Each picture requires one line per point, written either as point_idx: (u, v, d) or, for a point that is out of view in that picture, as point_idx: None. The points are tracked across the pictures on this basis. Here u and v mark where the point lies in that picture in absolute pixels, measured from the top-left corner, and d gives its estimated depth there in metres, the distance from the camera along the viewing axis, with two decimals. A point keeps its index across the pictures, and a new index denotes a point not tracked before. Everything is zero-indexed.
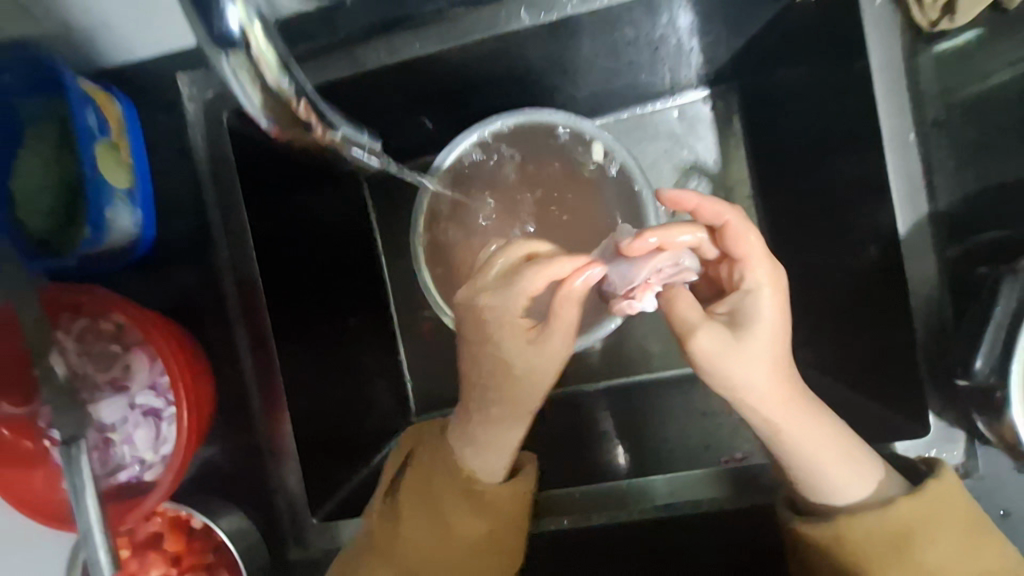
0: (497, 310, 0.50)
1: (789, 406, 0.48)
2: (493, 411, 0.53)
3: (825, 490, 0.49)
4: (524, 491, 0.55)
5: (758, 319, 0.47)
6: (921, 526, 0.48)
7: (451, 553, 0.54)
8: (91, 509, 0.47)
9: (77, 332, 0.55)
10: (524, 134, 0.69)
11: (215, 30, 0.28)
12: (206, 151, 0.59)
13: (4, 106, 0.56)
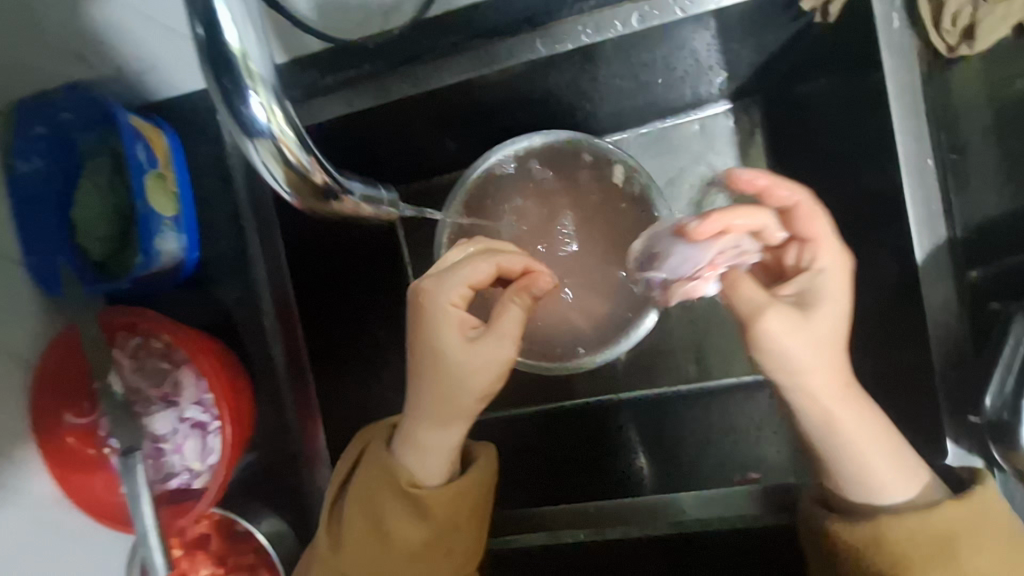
0: (439, 300, 0.51)
1: (847, 397, 0.48)
2: (427, 411, 0.52)
3: (875, 487, 0.49)
4: (461, 500, 0.54)
5: (828, 298, 0.48)
6: (968, 530, 0.47)
7: (394, 559, 0.54)
8: (146, 514, 0.54)
9: (132, 350, 0.60)
10: (547, 155, 0.70)
11: (242, 119, 0.28)
12: (244, 182, 0.65)
13: (66, 142, 0.62)
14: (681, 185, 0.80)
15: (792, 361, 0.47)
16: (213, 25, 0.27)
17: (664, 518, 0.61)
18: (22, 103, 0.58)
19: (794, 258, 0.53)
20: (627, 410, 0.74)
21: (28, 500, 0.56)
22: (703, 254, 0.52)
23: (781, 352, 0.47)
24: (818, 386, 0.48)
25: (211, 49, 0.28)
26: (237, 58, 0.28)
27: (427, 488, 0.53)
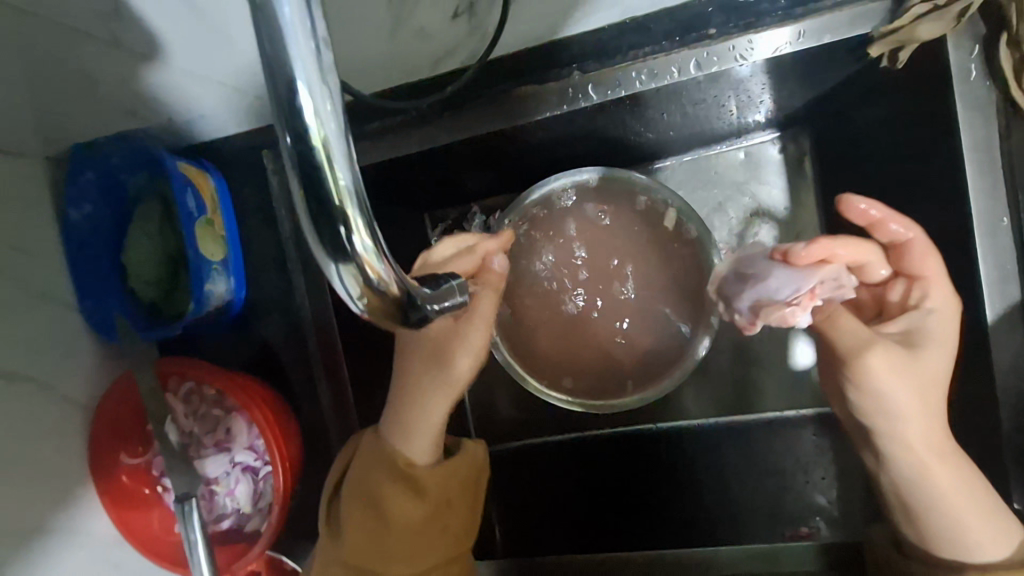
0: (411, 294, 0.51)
1: (943, 451, 0.47)
2: (415, 398, 0.52)
3: (964, 544, 0.46)
4: (458, 475, 0.53)
5: (936, 342, 0.48)
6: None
7: (392, 541, 0.50)
8: (203, 559, 0.54)
9: (184, 394, 0.62)
10: (603, 189, 0.68)
11: (327, 240, 0.25)
12: (289, 222, 0.64)
13: (117, 184, 0.63)
14: (724, 215, 0.77)
15: (893, 401, 0.46)
16: (302, 135, 0.24)
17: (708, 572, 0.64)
18: (74, 150, 0.58)
19: (900, 295, 0.53)
20: (672, 446, 0.73)
21: (88, 542, 0.57)
22: (807, 282, 0.50)
23: (887, 393, 0.46)
24: (912, 418, 0.46)
25: (300, 159, 0.24)
26: (324, 172, 0.24)
27: (424, 468, 0.51)
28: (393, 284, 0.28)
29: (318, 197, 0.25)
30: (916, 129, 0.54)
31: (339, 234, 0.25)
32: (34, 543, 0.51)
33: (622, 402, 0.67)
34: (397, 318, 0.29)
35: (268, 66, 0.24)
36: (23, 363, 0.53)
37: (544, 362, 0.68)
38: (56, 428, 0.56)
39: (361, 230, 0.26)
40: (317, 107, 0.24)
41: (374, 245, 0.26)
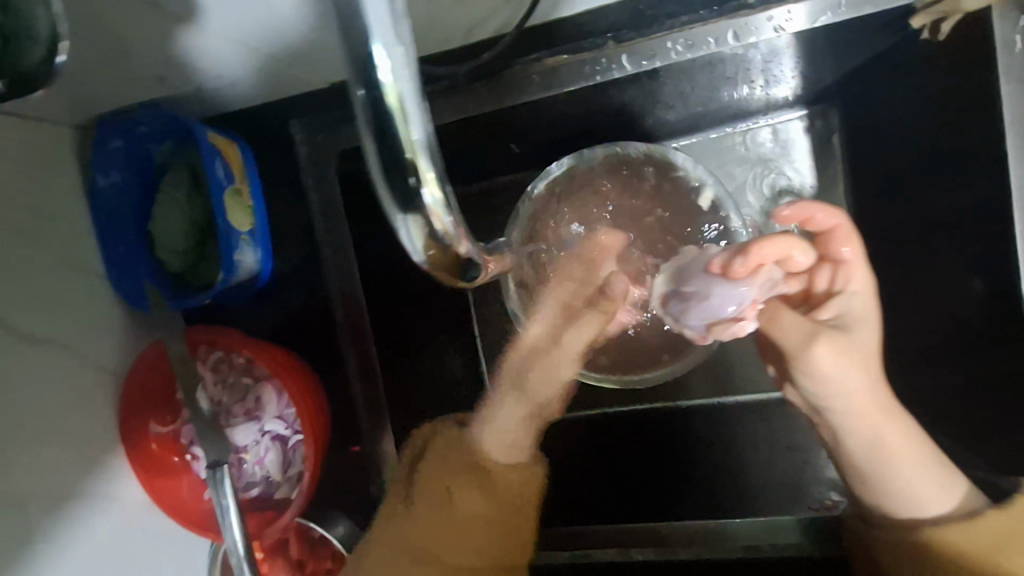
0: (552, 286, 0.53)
1: (886, 418, 0.51)
2: (508, 391, 0.53)
3: (908, 503, 0.51)
4: (537, 477, 0.52)
5: (862, 324, 0.51)
6: (1010, 546, 0.47)
7: (456, 531, 0.49)
8: (235, 525, 0.54)
9: (213, 363, 0.62)
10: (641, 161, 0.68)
11: (397, 192, 0.26)
12: (315, 190, 0.64)
13: (143, 153, 0.63)
14: (749, 191, 0.78)
15: (841, 383, 0.49)
16: (375, 85, 0.24)
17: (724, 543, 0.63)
18: (102, 117, 0.59)
19: (827, 281, 0.54)
20: (693, 420, 0.73)
21: (121, 509, 0.58)
22: (749, 292, 0.50)
23: (823, 369, 0.49)
24: (853, 398, 0.50)
25: (373, 109, 0.24)
26: (397, 126, 0.24)
27: (498, 464, 0.51)
28: (456, 239, 0.28)
29: (390, 149, 0.25)
30: (956, 103, 0.54)
31: (410, 186, 0.25)
32: (66, 508, 0.52)
33: (660, 374, 0.69)
34: (459, 273, 0.30)
35: (340, 17, 0.24)
36: (53, 331, 0.54)
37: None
38: (86, 395, 0.57)
39: (431, 183, 0.26)
40: (391, 59, 0.23)
41: (443, 198, 0.26)
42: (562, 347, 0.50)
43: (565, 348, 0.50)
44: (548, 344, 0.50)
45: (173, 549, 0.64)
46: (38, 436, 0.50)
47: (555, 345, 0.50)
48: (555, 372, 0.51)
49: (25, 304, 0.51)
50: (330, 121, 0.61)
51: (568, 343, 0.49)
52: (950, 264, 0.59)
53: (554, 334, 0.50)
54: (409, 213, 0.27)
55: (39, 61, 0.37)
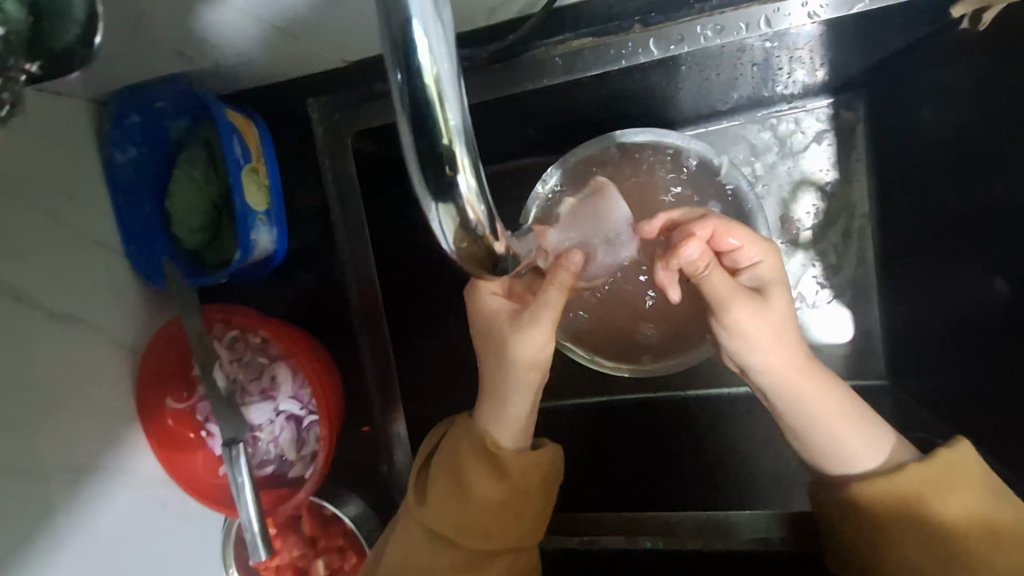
0: (486, 291, 0.53)
1: (806, 368, 0.49)
2: (496, 389, 0.52)
3: (842, 458, 0.49)
4: (546, 463, 0.53)
5: (778, 287, 0.48)
6: (934, 490, 0.46)
7: (469, 518, 0.51)
8: (250, 505, 0.56)
9: (228, 341, 0.63)
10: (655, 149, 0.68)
11: (432, 180, 0.27)
12: (331, 172, 0.62)
13: (160, 128, 0.63)
14: (773, 180, 0.76)
15: (751, 354, 0.48)
16: (416, 75, 0.26)
17: (727, 536, 0.59)
18: (119, 92, 0.59)
19: (730, 264, 0.50)
20: (697, 409, 0.73)
21: (135, 482, 0.59)
22: (628, 249, 0.60)
23: (743, 336, 0.47)
24: (774, 369, 0.48)
25: (412, 97, 0.26)
26: (435, 115, 0.26)
27: (509, 452, 0.52)
28: (488, 230, 0.29)
29: (427, 137, 0.26)
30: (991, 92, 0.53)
31: (445, 174, 0.27)
32: (83, 480, 0.53)
33: (666, 366, 0.68)
34: (487, 267, 0.30)
35: (387, 11, 0.26)
36: (69, 305, 0.54)
37: (585, 335, 0.68)
38: (102, 368, 0.57)
39: (466, 170, 0.27)
40: (434, 52, 0.26)
41: (477, 186, 0.28)
42: (540, 328, 0.50)
43: (544, 323, 0.50)
44: (518, 339, 0.50)
45: (188, 524, 0.64)
46: (57, 409, 0.51)
47: (533, 322, 0.50)
48: (539, 351, 0.50)
49: (43, 280, 0.51)
50: (350, 96, 0.60)
51: (546, 318, 0.49)
52: (982, 260, 0.58)
53: (519, 317, 0.50)
54: (440, 202, 0.28)
55: (78, 41, 0.37)
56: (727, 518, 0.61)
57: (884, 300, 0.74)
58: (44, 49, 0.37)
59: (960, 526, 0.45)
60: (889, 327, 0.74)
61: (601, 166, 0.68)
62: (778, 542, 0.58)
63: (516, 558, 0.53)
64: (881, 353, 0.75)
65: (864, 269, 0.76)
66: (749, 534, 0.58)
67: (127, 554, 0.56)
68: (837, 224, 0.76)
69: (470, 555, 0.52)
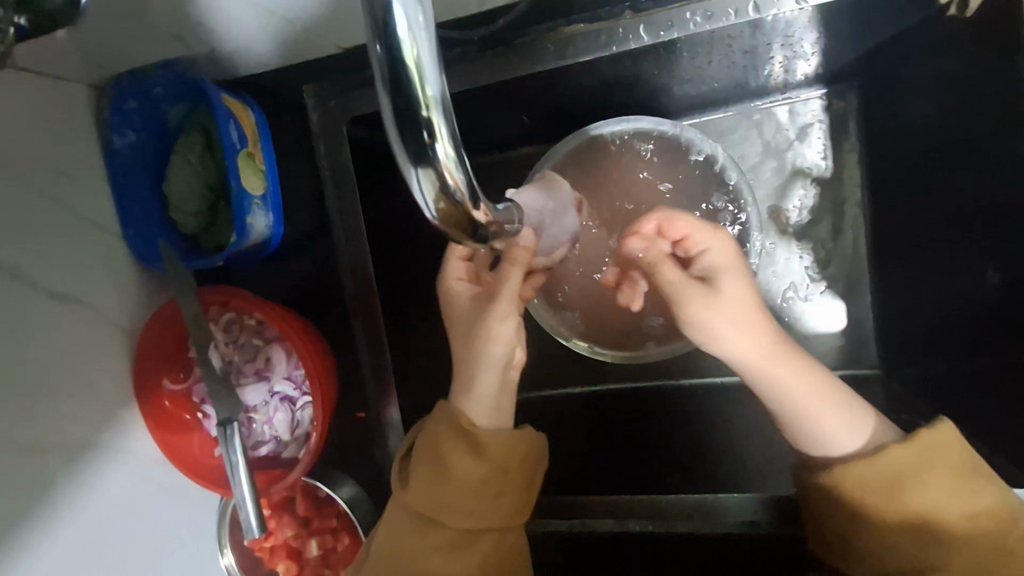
0: (450, 276, 0.56)
1: (778, 353, 0.48)
2: (464, 371, 0.54)
3: (820, 442, 0.49)
4: (525, 442, 0.54)
5: (727, 275, 0.47)
6: (913, 474, 0.46)
7: (450, 496, 0.52)
8: (244, 483, 0.57)
9: (224, 324, 0.64)
10: (646, 138, 0.69)
11: (412, 146, 0.28)
12: (326, 161, 0.64)
13: (158, 114, 0.64)
14: (765, 170, 0.77)
15: (714, 337, 0.47)
16: (394, 43, 0.27)
17: (713, 517, 0.60)
18: (118, 78, 0.61)
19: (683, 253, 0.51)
20: (688, 398, 0.74)
21: (132, 459, 0.60)
22: (569, 214, 0.61)
23: (702, 317, 0.47)
24: (746, 352, 0.47)
25: (390, 64, 0.27)
26: (413, 82, 0.27)
27: (484, 431, 0.53)
28: (467, 197, 0.30)
29: (405, 104, 0.27)
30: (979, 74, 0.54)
31: (423, 141, 0.28)
32: (80, 457, 0.54)
33: (657, 352, 0.68)
34: (467, 233, 0.31)
35: None
36: (68, 285, 0.55)
37: (571, 319, 0.70)
38: (100, 349, 0.58)
39: (444, 138, 0.28)
40: (412, 20, 0.27)
41: (456, 154, 0.29)
42: (500, 305, 0.52)
43: (501, 298, 0.52)
44: (481, 317, 0.53)
45: (184, 505, 0.65)
46: (53, 386, 0.52)
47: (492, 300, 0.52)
48: (503, 327, 0.53)
49: (42, 259, 0.53)
50: (347, 82, 0.61)
51: (504, 295, 0.52)
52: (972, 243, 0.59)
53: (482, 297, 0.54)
54: (420, 168, 0.29)
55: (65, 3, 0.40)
56: (714, 500, 0.62)
57: (877, 290, 0.74)
58: (33, 7, 0.40)
59: (937, 509, 0.45)
60: (882, 317, 0.74)
61: (591, 154, 0.69)
62: (764, 528, 0.58)
63: (502, 538, 0.54)
64: (874, 343, 0.75)
65: (858, 260, 0.76)
66: (736, 515, 0.60)
67: (122, 530, 0.57)
68: (830, 214, 0.76)
69: (456, 535, 0.52)
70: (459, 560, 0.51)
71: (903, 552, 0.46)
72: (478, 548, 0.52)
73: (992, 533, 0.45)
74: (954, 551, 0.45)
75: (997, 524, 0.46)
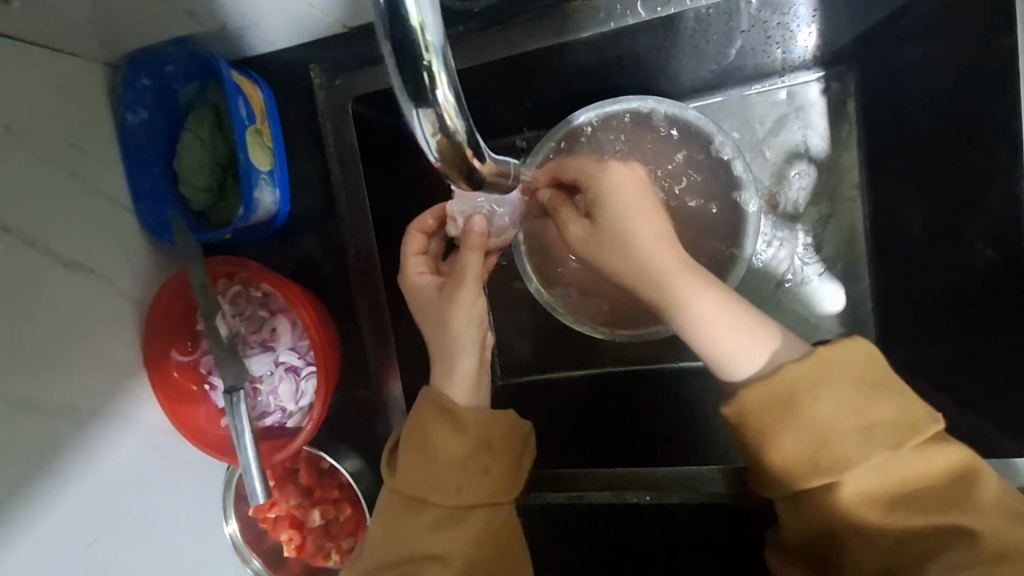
0: (410, 271, 0.60)
1: (687, 277, 0.51)
2: (438, 359, 0.56)
3: (721, 361, 0.49)
4: (509, 421, 0.56)
5: (611, 212, 0.54)
6: (808, 388, 0.45)
7: (438, 473, 0.52)
8: (249, 449, 0.58)
9: (230, 296, 0.65)
10: (638, 121, 0.70)
11: (411, 87, 0.29)
12: (332, 137, 0.67)
13: (169, 92, 0.65)
14: (763, 153, 0.77)
15: (627, 237, 0.53)
16: None
17: (703, 489, 0.63)
18: (132, 56, 0.63)
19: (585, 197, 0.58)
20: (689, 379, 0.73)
21: (140, 426, 0.61)
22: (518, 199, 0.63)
23: (615, 206, 0.54)
24: (689, 319, 0.50)
25: (391, 9, 0.28)
26: (414, 27, 0.28)
27: (464, 408, 0.54)
28: (466, 140, 0.32)
29: (405, 48, 0.28)
30: (974, 44, 0.56)
31: (423, 83, 0.29)
32: (90, 421, 0.55)
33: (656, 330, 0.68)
34: (462, 174, 0.33)
35: None
36: (79, 254, 0.57)
37: (568, 300, 0.71)
38: (109, 318, 0.60)
39: (443, 84, 0.29)
40: None
41: (455, 98, 0.30)
42: (461, 288, 0.55)
43: (465, 281, 0.55)
44: (445, 301, 0.56)
45: (190, 476, 0.66)
46: (66, 352, 0.54)
47: (453, 284, 0.56)
48: (471, 309, 0.55)
49: (56, 227, 0.54)
50: (355, 60, 0.64)
51: (466, 278, 0.55)
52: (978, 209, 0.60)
53: (444, 286, 0.57)
54: (421, 109, 0.30)
55: None
56: (703, 473, 0.65)
57: (876, 271, 0.73)
58: None
59: (834, 424, 0.44)
60: (882, 297, 0.73)
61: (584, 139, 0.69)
62: (725, 495, 0.61)
63: (493, 514, 0.54)
64: (872, 324, 0.74)
65: (855, 240, 0.75)
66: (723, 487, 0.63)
67: (130, 495, 0.58)
68: (829, 193, 0.76)
69: (450, 511, 0.52)
70: (455, 536, 0.51)
71: (812, 475, 0.44)
72: (471, 525, 0.52)
73: (898, 445, 0.43)
74: (858, 469, 0.43)
75: (905, 436, 0.43)
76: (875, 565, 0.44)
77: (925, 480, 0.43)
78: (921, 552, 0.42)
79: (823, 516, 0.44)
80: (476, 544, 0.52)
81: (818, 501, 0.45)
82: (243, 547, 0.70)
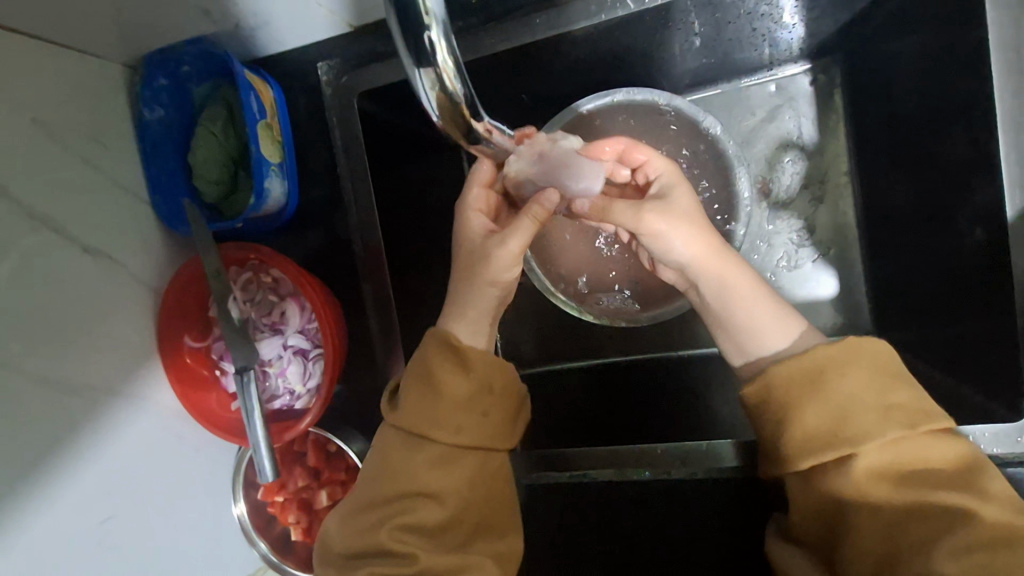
0: (468, 203, 0.60)
1: (723, 257, 0.55)
2: (470, 300, 0.58)
3: (753, 336, 0.53)
4: (511, 373, 0.57)
5: (678, 190, 0.57)
6: (840, 363, 0.48)
7: (440, 414, 0.54)
8: (257, 424, 0.60)
9: (242, 283, 0.68)
10: (637, 110, 0.73)
11: (416, 50, 0.32)
12: (340, 130, 0.70)
13: (184, 92, 0.70)
14: (755, 144, 0.79)
15: (687, 210, 0.55)
16: None
17: (705, 463, 0.65)
18: (148, 56, 0.66)
19: (643, 179, 0.62)
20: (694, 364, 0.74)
21: (153, 407, 0.63)
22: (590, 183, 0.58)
23: (686, 199, 0.56)
24: (734, 293, 0.54)
25: None
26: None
27: (470, 349, 0.56)
28: (462, 98, 0.36)
29: (408, 14, 0.31)
30: (952, 30, 0.59)
31: (425, 48, 0.32)
32: (108, 402, 0.58)
33: (666, 311, 0.70)
34: (457, 128, 0.38)
35: None
36: (101, 242, 0.60)
37: (599, 304, 0.73)
38: (127, 305, 0.62)
39: (443, 48, 0.33)
40: None
41: (453, 62, 0.34)
42: (509, 244, 0.56)
43: (510, 247, 0.56)
44: (493, 246, 0.56)
45: (202, 455, 0.69)
46: (87, 333, 0.56)
47: (498, 240, 0.57)
48: (506, 269, 0.57)
49: (79, 216, 0.57)
50: (362, 58, 0.68)
51: (507, 233, 0.56)
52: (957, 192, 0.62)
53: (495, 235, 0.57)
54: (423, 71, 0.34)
55: None
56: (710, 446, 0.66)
57: (869, 257, 0.75)
58: None
59: (858, 402, 0.46)
60: (874, 280, 0.75)
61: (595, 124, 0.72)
62: (730, 471, 0.64)
63: (486, 459, 0.55)
64: (867, 309, 0.76)
65: (848, 227, 0.77)
66: (727, 460, 0.64)
67: (144, 473, 0.60)
68: (819, 178, 0.78)
69: (447, 450, 0.54)
70: (449, 475, 0.53)
71: (826, 448, 0.46)
72: (466, 464, 0.54)
73: (915, 428, 0.45)
74: (877, 444, 0.45)
75: (919, 421, 0.45)
76: (878, 538, 0.44)
77: (933, 465, 0.44)
78: (928, 533, 0.42)
79: (832, 491, 0.46)
80: (468, 482, 0.54)
81: (832, 479, 0.46)
82: (250, 531, 0.72)
